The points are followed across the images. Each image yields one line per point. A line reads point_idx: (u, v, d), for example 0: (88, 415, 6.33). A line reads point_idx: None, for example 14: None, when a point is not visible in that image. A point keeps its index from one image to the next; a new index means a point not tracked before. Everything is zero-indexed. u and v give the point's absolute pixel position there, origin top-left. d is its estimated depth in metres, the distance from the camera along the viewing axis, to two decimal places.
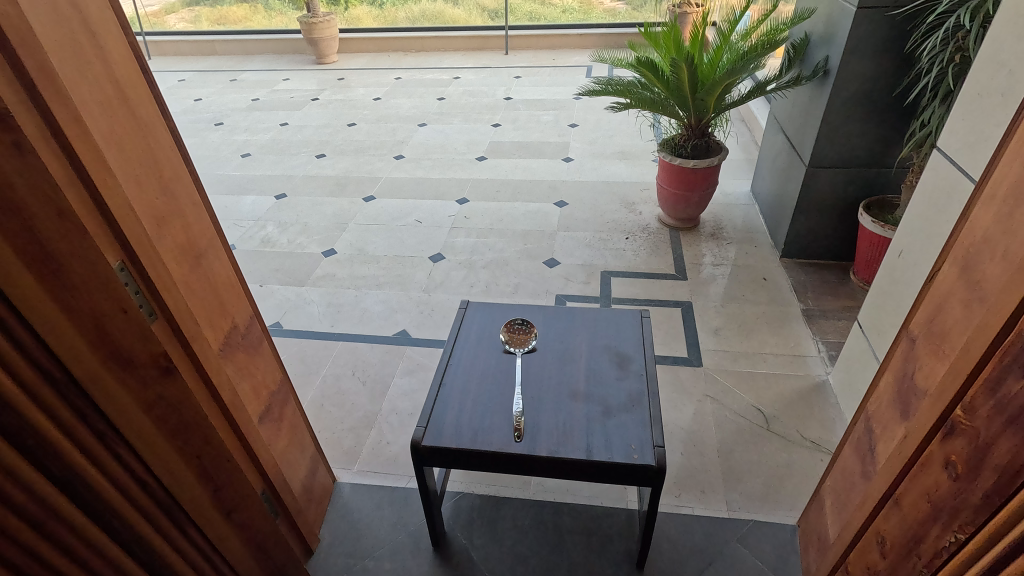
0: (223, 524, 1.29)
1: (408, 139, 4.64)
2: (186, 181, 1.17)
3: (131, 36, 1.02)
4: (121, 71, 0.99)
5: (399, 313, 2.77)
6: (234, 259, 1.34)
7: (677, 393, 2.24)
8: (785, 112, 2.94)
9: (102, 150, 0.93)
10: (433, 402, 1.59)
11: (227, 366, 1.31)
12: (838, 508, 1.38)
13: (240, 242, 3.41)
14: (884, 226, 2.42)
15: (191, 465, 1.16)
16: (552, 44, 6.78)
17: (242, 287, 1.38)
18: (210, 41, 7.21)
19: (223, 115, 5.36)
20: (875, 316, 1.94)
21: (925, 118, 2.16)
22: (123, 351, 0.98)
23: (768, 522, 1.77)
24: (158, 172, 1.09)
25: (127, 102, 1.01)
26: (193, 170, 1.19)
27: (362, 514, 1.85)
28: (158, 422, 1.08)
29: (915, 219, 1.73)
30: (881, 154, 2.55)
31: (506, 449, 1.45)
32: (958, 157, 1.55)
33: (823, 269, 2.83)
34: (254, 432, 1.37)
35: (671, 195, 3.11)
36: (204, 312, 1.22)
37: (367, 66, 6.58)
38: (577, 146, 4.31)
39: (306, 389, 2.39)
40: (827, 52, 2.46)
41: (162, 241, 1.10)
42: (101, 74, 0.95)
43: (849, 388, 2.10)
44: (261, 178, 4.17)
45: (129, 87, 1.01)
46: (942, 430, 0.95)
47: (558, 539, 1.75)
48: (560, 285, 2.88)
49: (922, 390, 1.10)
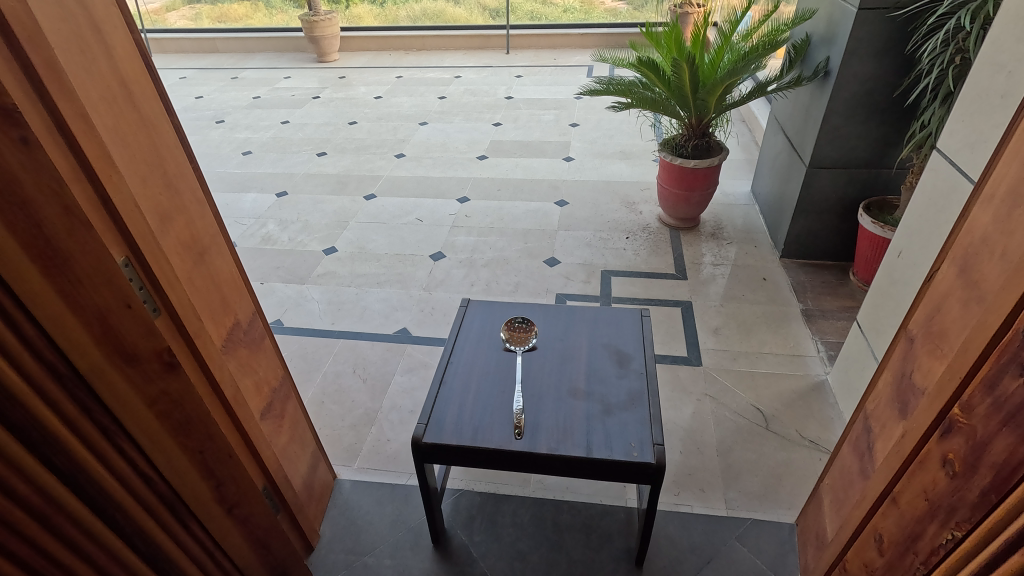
0: (224, 519, 1.30)
1: (409, 137, 4.65)
2: (190, 178, 1.18)
3: (136, 32, 1.02)
4: (125, 67, 1.00)
5: (399, 311, 2.78)
6: (237, 256, 1.34)
7: (676, 392, 2.25)
8: (785, 112, 2.95)
9: (107, 147, 0.94)
10: (434, 400, 1.59)
11: (230, 363, 1.31)
12: (836, 507, 1.39)
13: (241, 239, 3.42)
14: (884, 227, 2.42)
15: (193, 460, 1.17)
16: (552, 44, 6.78)
17: (245, 283, 1.38)
18: (211, 39, 7.21)
19: (224, 113, 5.36)
20: (874, 316, 1.94)
21: (925, 119, 2.16)
22: (126, 346, 0.99)
23: (767, 520, 1.78)
24: (162, 168, 1.09)
25: (132, 98, 1.01)
26: (196, 165, 1.19)
27: (363, 511, 1.86)
28: (161, 417, 1.08)
29: (914, 219, 1.74)
30: (881, 155, 2.55)
31: (506, 446, 1.46)
32: (957, 158, 1.56)
33: (823, 269, 2.84)
34: (256, 428, 1.38)
35: (671, 195, 3.12)
36: (207, 308, 1.23)
37: (368, 64, 6.59)
38: (578, 146, 4.32)
39: (306, 386, 2.40)
40: (828, 52, 2.47)
41: (166, 237, 1.10)
42: (106, 71, 0.95)
43: (848, 388, 2.11)
44: (262, 176, 4.17)
45: (133, 84, 1.02)
46: (940, 428, 0.96)
47: (558, 536, 1.76)
48: (560, 284, 2.89)
49: (919, 389, 1.11)
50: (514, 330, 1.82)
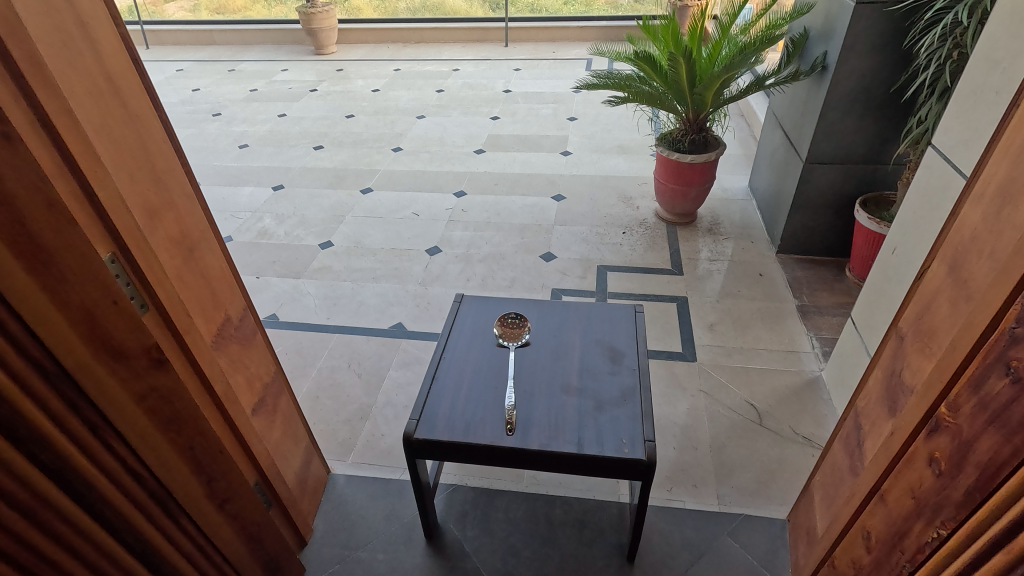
0: (216, 515, 1.30)
1: (407, 131, 4.63)
2: (179, 173, 1.17)
3: (122, 26, 1.01)
4: (111, 62, 0.99)
5: (395, 306, 2.78)
6: (227, 252, 1.34)
7: (671, 388, 2.25)
8: (783, 107, 2.93)
9: (92, 142, 0.93)
10: (426, 396, 1.59)
11: (220, 359, 1.31)
12: (826, 503, 1.39)
13: (237, 233, 3.41)
14: (880, 223, 2.42)
15: (184, 456, 1.17)
16: (552, 36, 6.74)
17: (233, 275, 1.37)
18: (208, 31, 7.17)
19: (222, 105, 5.34)
20: (868, 312, 1.94)
21: (922, 115, 2.15)
22: (114, 343, 0.98)
23: (758, 516, 1.79)
24: (150, 163, 1.09)
25: (118, 93, 1.01)
26: (184, 159, 1.19)
27: (356, 506, 1.87)
28: (150, 414, 1.08)
29: (909, 216, 1.73)
30: (878, 151, 2.54)
31: (497, 442, 1.46)
32: (952, 155, 1.55)
33: (819, 265, 2.84)
34: (247, 423, 1.37)
35: (668, 191, 3.11)
36: (197, 303, 1.23)
37: (366, 57, 6.55)
38: (576, 140, 4.30)
39: (301, 381, 2.40)
40: (825, 47, 2.45)
41: (154, 232, 1.10)
42: (91, 66, 0.95)
43: (842, 385, 2.11)
44: (258, 169, 4.16)
45: (120, 78, 1.01)
46: (927, 427, 0.96)
47: (550, 532, 1.76)
48: (556, 279, 2.89)
49: (909, 387, 1.10)
50: (506, 324, 1.83)
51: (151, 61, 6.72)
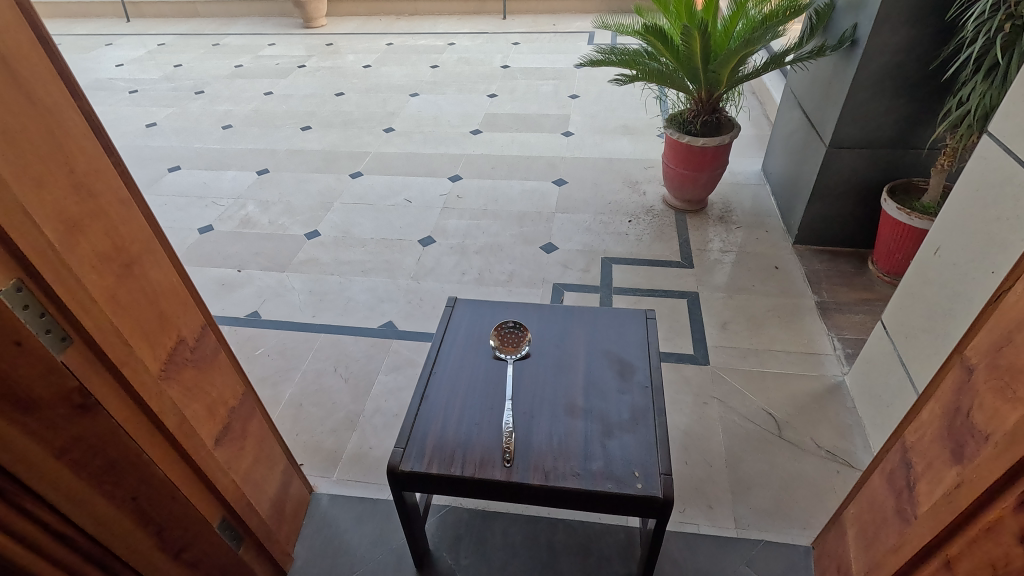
0: (171, 565, 1.15)
1: (399, 110, 4.39)
2: (110, 174, 0.98)
3: None
4: (8, 41, 0.79)
5: (385, 303, 2.60)
6: (177, 263, 1.15)
7: (682, 395, 2.09)
8: (803, 85, 2.71)
9: None
10: (412, 420, 1.42)
11: (173, 388, 1.13)
12: (865, 543, 1.23)
13: (218, 222, 3.21)
14: (910, 214, 2.22)
15: (124, 508, 1.01)
16: (552, 8, 6.42)
17: (189, 290, 1.19)
18: (191, 3, 6.84)
19: (205, 83, 5.08)
20: (902, 317, 1.76)
21: (965, 95, 1.94)
22: (21, 392, 0.81)
23: (779, 542, 1.64)
24: (70, 166, 0.90)
25: (19, 80, 0.81)
26: (116, 156, 0.99)
27: (341, 529, 1.72)
28: (77, 467, 0.91)
29: (955, 213, 1.54)
30: (909, 134, 2.33)
31: (493, 475, 1.30)
32: (1013, 144, 1.34)
33: (839, 257, 2.65)
34: (207, 458, 1.21)
35: (678, 176, 2.90)
36: (141, 328, 1.05)
37: (358, 30, 6.25)
38: (578, 119, 4.07)
39: (284, 386, 2.24)
40: (855, 19, 2.22)
41: (78, 249, 0.91)
42: None
43: (869, 392, 1.94)
44: (242, 152, 3.94)
45: (20, 61, 0.81)
46: (1015, 492, 0.78)
47: (552, 559, 1.61)
48: (557, 272, 2.70)
49: (980, 432, 0.93)
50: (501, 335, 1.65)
51: (132, 35, 6.40)
